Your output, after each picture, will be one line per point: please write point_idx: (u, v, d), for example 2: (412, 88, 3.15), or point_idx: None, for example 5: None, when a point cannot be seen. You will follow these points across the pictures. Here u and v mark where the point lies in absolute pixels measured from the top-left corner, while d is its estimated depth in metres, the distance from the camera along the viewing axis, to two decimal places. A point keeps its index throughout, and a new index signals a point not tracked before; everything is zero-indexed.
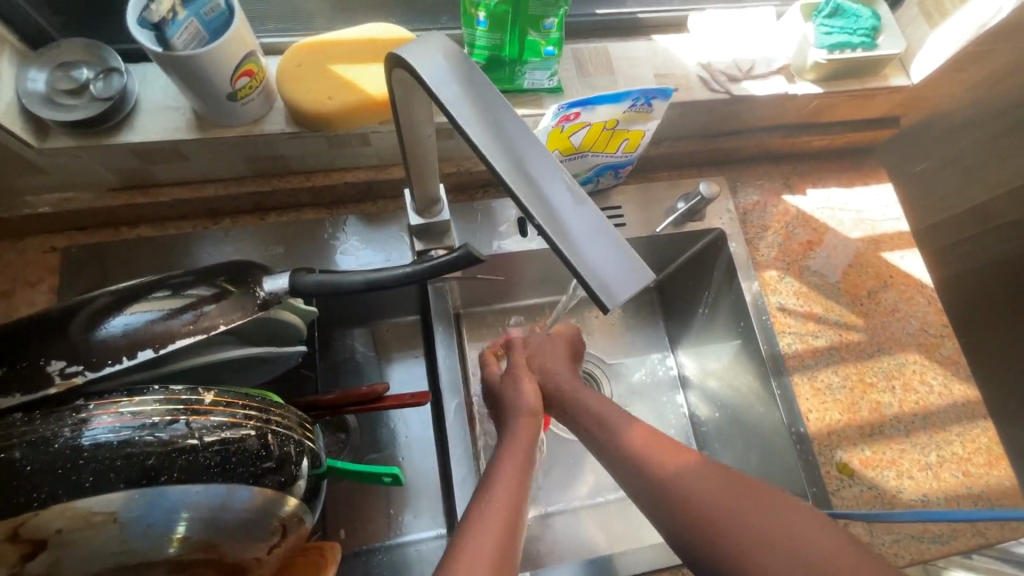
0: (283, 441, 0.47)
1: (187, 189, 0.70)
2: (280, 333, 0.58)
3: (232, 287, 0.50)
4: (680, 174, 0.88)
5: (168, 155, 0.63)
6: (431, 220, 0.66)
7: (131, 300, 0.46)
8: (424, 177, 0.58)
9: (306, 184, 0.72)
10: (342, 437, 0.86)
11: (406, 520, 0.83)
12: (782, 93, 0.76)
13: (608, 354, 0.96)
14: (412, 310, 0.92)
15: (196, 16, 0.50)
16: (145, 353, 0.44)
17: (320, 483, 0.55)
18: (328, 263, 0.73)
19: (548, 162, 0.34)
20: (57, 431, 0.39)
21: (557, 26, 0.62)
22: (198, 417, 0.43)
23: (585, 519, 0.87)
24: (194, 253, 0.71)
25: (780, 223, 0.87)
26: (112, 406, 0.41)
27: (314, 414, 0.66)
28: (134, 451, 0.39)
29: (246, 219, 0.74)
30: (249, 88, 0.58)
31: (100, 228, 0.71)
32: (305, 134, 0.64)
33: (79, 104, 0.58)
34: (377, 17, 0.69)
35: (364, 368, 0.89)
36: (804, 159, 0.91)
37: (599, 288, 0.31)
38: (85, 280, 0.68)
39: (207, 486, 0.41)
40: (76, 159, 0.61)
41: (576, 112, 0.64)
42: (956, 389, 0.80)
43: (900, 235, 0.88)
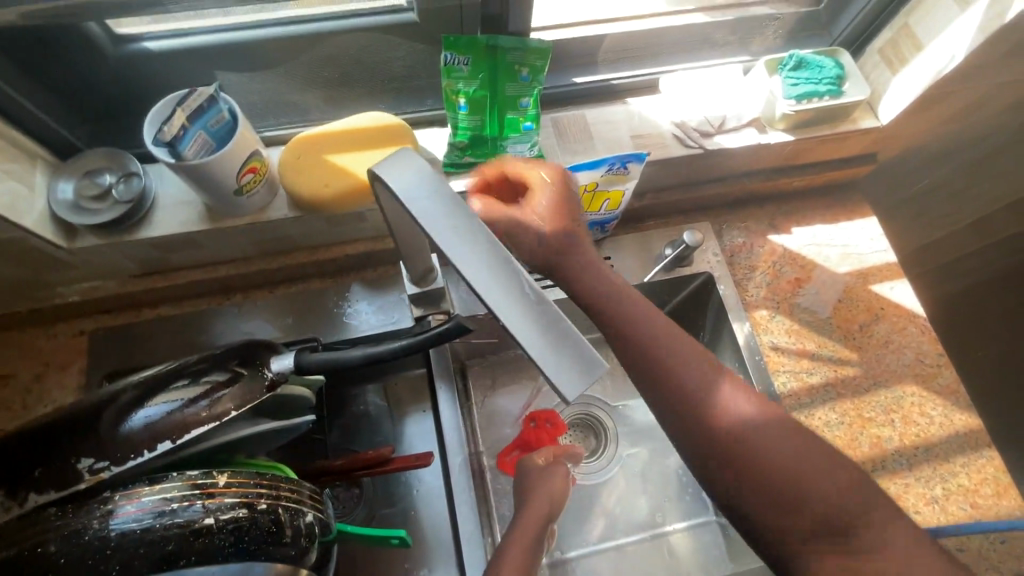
0: (294, 515, 0.50)
1: (201, 271, 0.75)
2: (288, 406, 0.62)
3: (244, 370, 0.54)
4: (667, 221, 0.92)
5: (184, 244, 0.69)
6: (426, 288, 0.70)
7: (155, 391, 0.50)
8: (415, 252, 0.62)
9: (311, 259, 0.77)
10: (356, 493, 0.88)
11: (420, 574, 0.85)
12: (754, 144, 0.80)
13: (613, 398, 0.99)
14: (417, 365, 0.95)
15: (204, 127, 0.56)
16: (164, 444, 0.48)
17: (330, 549, 0.58)
18: (333, 331, 0.77)
19: (511, 260, 0.37)
20: (87, 523, 0.42)
21: (534, 104, 0.69)
22: (212, 499, 0.46)
23: (597, 566, 0.88)
24: (209, 329, 0.76)
25: (767, 262, 0.89)
26: (135, 496, 0.44)
27: (324, 479, 0.69)
28: (155, 538, 0.43)
29: (256, 293, 0.79)
30: (254, 182, 0.63)
31: (123, 310, 0.77)
32: (306, 216, 0.69)
33: (104, 208, 0.64)
34: (368, 103, 0.76)
35: (373, 424, 0.93)
36: (787, 198, 0.94)
37: (560, 379, 0.34)
38: (111, 361, 0.73)
39: (222, 565, 0.44)
40: (101, 254, 0.67)
41: None
42: (958, 419, 0.80)
43: (888, 266, 0.90)
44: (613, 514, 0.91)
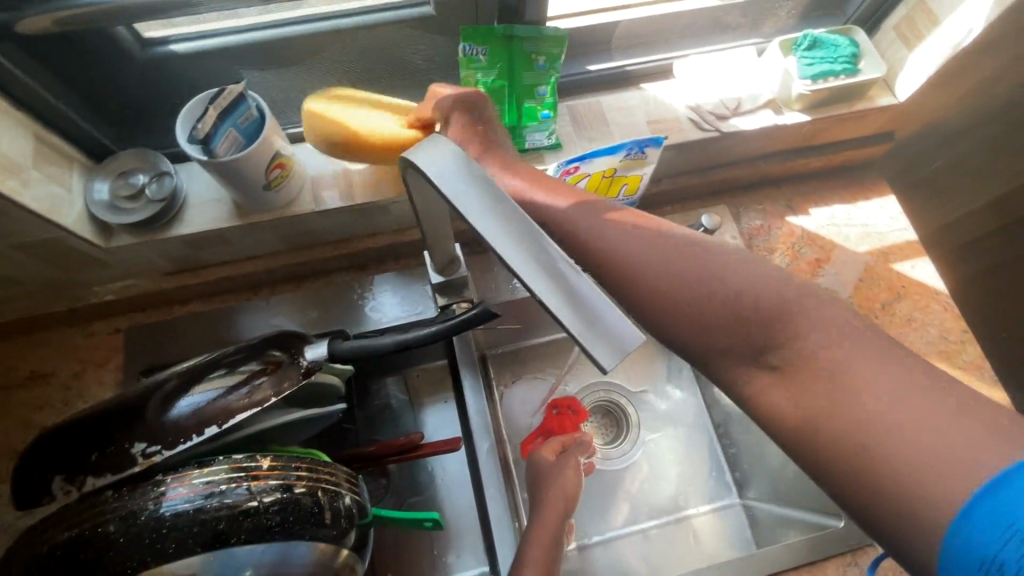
0: (334, 496, 0.52)
1: (230, 267, 0.77)
2: (320, 394, 0.64)
3: (281, 354, 0.57)
4: (684, 205, 0.92)
5: (214, 241, 0.71)
6: (450, 277, 0.71)
7: (195, 380, 0.53)
8: (440, 240, 0.64)
9: (335, 252, 0.79)
10: (385, 482, 0.91)
11: (450, 559, 0.87)
12: (770, 126, 0.80)
13: (633, 384, 1.00)
14: (439, 356, 0.97)
15: (234, 125, 0.58)
16: (211, 430, 0.50)
17: (367, 532, 0.60)
18: (359, 322, 0.78)
19: (543, 240, 0.38)
20: (143, 505, 0.44)
21: (551, 92, 0.69)
22: (257, 481, 0.48)
23: (624, 549, 0.89)
24: (239, 323, 0.78)
25: (786, 244, 0.89)
26: (186, 478, 0.46)
27: (357, 466, 0.70)
28: (206, 518, 0.44)
29: (283, 288, 0.81)
30: (281, 177, 0.65)
31: (155, 308, 0.79)
32: (331, 210, 0.71)
33: (138, 207, 0.65)
34: (386, 98, 0.77)
35: (398, 415, 0.94)
36: (803, 179, 0.94)
37: (598, 351, 0.35)
38: (146, 357, 0.76)
39: (270, 543, 0.46)
40: (135, 252, 0.69)
41: (575, 166, 0.69)
42: (983, 395, 0.80)
43: (908, 244, 0.90)
44: (638, 498, 0.92)
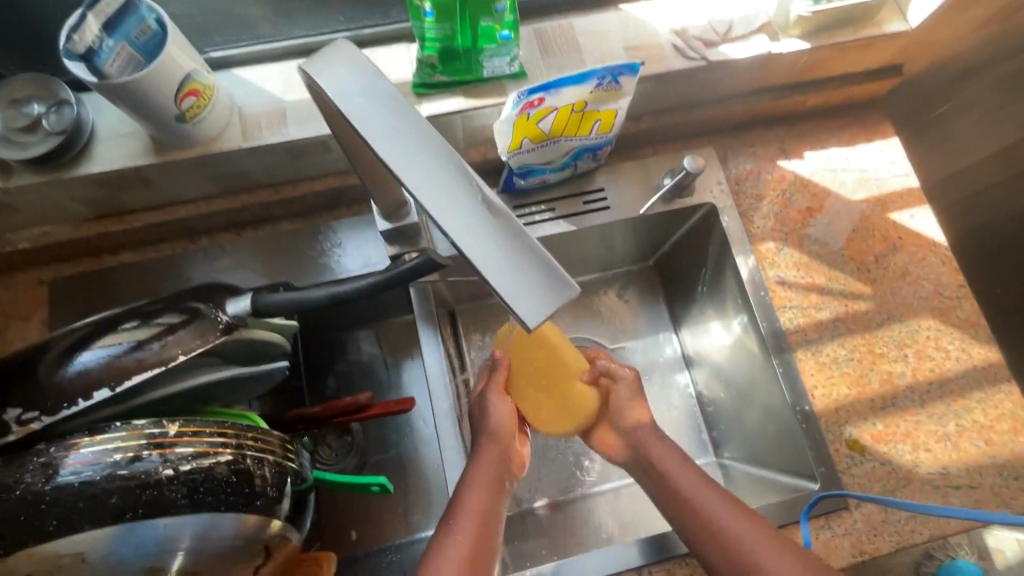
0: (259, 464, 0.47)
1: (160, 212, 0.70)
2: (259, 350, 0.59)
3: (201, 306, 0.51)
4: (667, 148, 0.84)
5: (132, 182, 0.63)
6: (400, 224, 0.64)
7: (96, 335, 0.47)
8: (380, 183, 0.56)
9: (277, 197, 0.71)
10: (349, 439, 0.87)
11: (415, 519, 0.84)
12: (765, 54, 0.70)
13: (610, 341, 0.93)
14: (404, 310, 0.91)
15: (127, 40, 0.51)
16: (101, 393, 0.44)
17: (308, 496, 0.57)
18: (308, 274, 0.72)
19: (464, 173, 0.32)
20: (20, 477, 0.39)
21: (510, 8, 0.61)
22: (162, 450, 0.42)
23: (594, 507, 0.87)
24: (175, 275, 0.71)
25: (776, 190, 0.82)
26: (74, 447, 0.40)
27: (304, 427, 0.66)
28: (97, 492, 0.39)
29: (224, 237, 0.74)
30: (198, 107, 0.57)
31: (83, 258, 0.72)
32: (263, 147, 0.63)
33: (35, 140, 0.58)
34: (326, 19, 0.69)
35: (361, 372, 0.90)
36: (799, 119, 0.86)
37: (524, 307, 0.28)
38: (73, 311, 0.69)
39: (178, 518, 0.42)
40: (43, 195, 0.62)
41: (539, 98, 0.61)
42: (976, 353, 0.75)
43: (909, 192, 0.83)
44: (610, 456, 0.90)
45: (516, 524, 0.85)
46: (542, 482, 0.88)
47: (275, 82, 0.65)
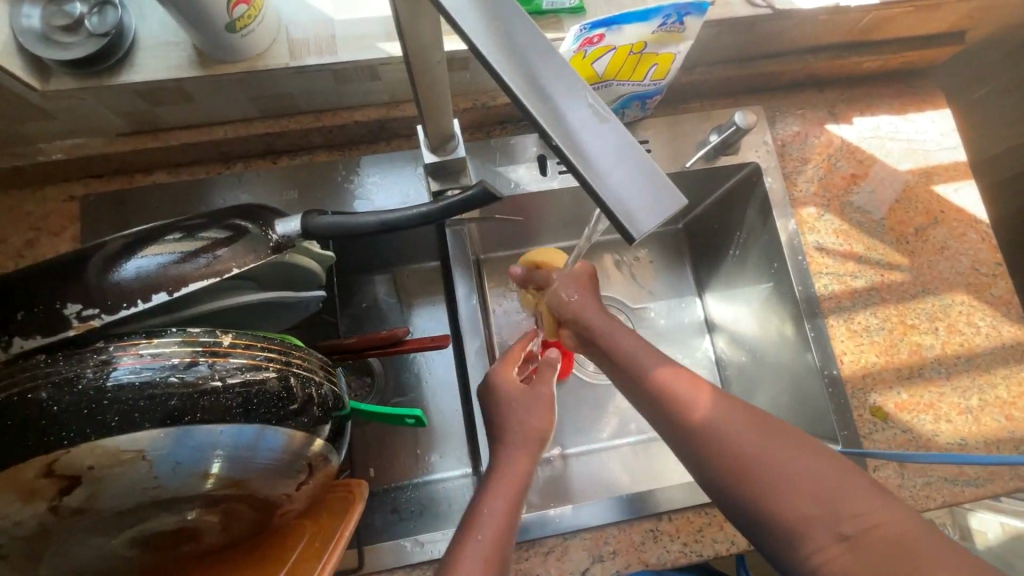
0: (305, 383, 0.47)
1: (196, 132, 0.68)
2: (298, 278, 0.59)
3: (249, 224, 0.50)
4: (714, 104, 0.82)
5: (173, 95, 0.61)
6: (445, 158, 0.62)
7: (145, 242, 0.46)
8: (435, 112, 0.54)
9: (316, 124, 0.69)
10: (369, 381, 0.88)
11: (433, 460, 0.85)
12: (832, 6, 0.69)
13: (633, 300, 0.93)
14: (432, 255, 0.90)
15: None
16: (160, 296, 0.44)
17: (345, 424, 0.57)
18: (343, 206, 0.71)
19: (567, 75, 0.31)
20: (81, 372, 0.39)
21: None
22: (217, 358, 0.43)
23: (608, 460, 0.88)
24: (209, 199, 0.70)
25: (822, 155, 0.80)
26: (133, 348, 0.41)
27: (337, 358, 0.66)
28: (155, 392, 0.39)
29: (258, 164, 0.72)
30: (248, 17, 0.55)
31: (115, 175, 0.71)
32: (310, 68, 0.61)
33: (77, 41, 0.56)
34: None
35: (385, 315, 0.89)
36: (851, 84, 0.84)
37: (627, 217, 0.29)
38: (104, 228, 0.68)
39: (233, 426, 0.42)
40: (82, 103, 0.60)
41: (600, 34, 0.59)
42: (1006, 330, 0.76)
43: (956, 165, 0.81)
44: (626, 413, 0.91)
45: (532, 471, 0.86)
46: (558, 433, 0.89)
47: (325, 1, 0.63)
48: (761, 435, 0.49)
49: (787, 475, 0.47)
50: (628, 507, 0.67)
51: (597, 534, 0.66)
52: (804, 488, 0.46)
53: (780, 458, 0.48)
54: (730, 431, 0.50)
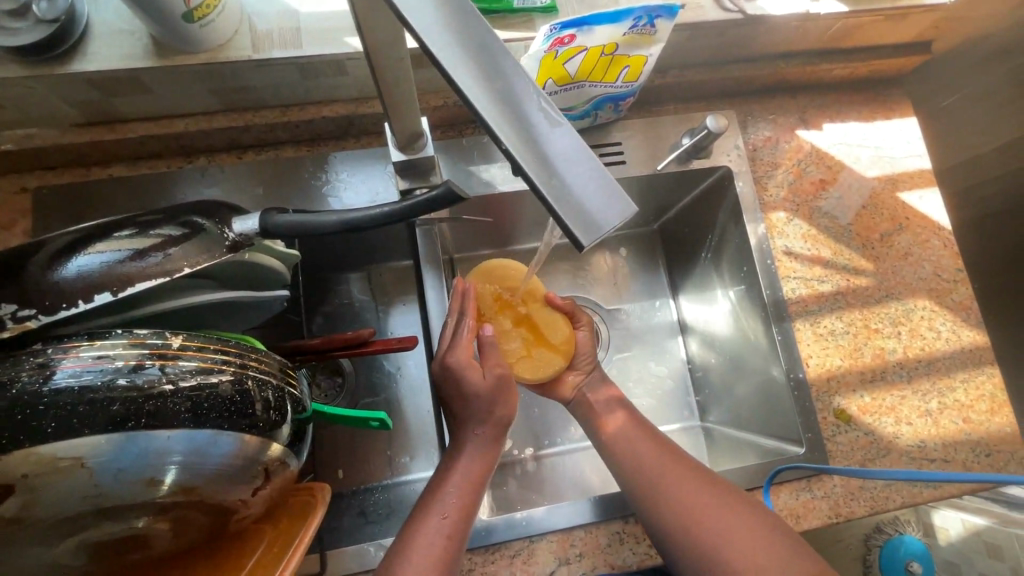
0: (261, 386, 0.46)
1: (155, 124, 0.66)
2: (261, 277, 0.57)
3: (205, 222, 0.48)
4: (688, 108, 0.83)
5: (130, 86, 0.59)
6: (414, 156, 0.61)
7: (92, 239, 0.44)
8: (401, 110, 0.53)
9: (282, 119, 0.67)
10: (339, 381, 0.87)
11: (403, 461, 0.84)
12: (802, 13, 0.69)
13: (607, 301, 0.93)
14: (405, 254, 0.89)
15: None
16: (102, 297, 0.42)
17: (305, 427, 0.55)
18: (311, 204, 0.69)
19: (519, 77, 0.31)
20: (15, 376, 0.37)
21: None
22: (165, 361, 0.41)
23: (580, 461, 0.88)
24: (169, 194, 0.68)
25: (792, 160, 0.81)
26: (73, 350, 0.39)
27: (300, 359, 0.64)
28: (96, 397, 0.38)
29: (222, 158, 0.70)
30: (207, 6, 0.53)
31: (70, 168, 0.68)
32: (274, 62, 0.59)
33: (24, 27, 0.53)
34: None
35: (356, 314, 0.88)
36: (822, 91, 0.85)
37: (576, 223, 0.29)
38: (57, 222, 0.65)
39: (181, 432, 0.40)
40: (31, 91, 0.57)
41: (570, 35, 0.58)
42: (965, 335, 0.77)
43: (921, 173, 0.82)
44: None
45: (503, 472, 0.85)
46: (530, 433, 0.89)
47: None
48: (689, 479, 0.62)
49: (734, 529, 0.57)
50: (594, 509, 0.67)
51: (564, 536, 0.66)
52: (741, 543, 0.56)
53: (725, 519, 0.58)
54: (682, 492, 0.61)
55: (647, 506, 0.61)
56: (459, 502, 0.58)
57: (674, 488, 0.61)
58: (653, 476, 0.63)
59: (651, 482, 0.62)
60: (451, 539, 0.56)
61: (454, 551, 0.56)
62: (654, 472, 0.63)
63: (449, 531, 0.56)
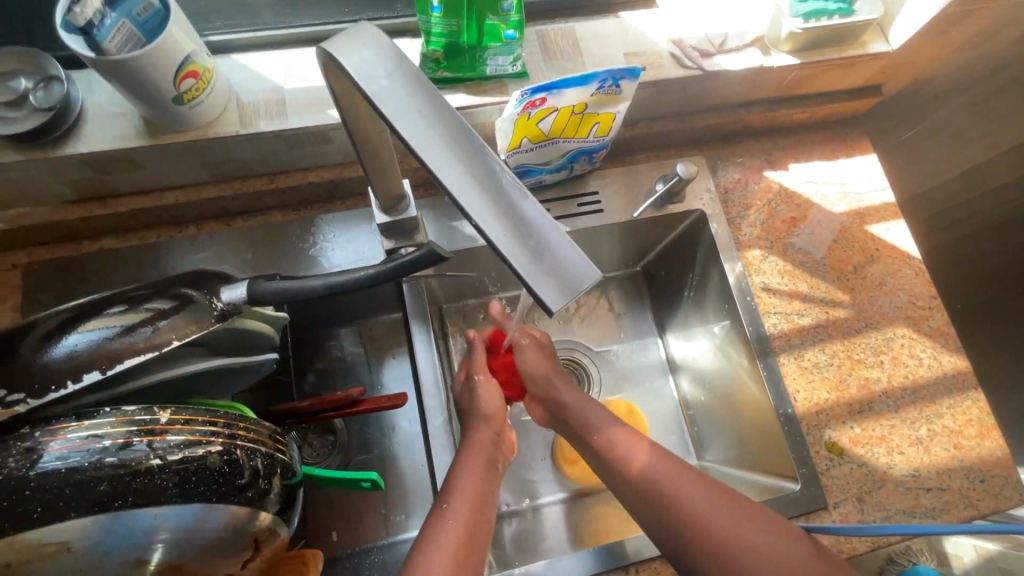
0: (251, 454, 0.46)
1: (147, 198, 0.68)
2: (249, 342, 0.58)
3: (193, 293, 0.49)
4: (660, 155, 0.87)
5: (123, 164, 0.62)
6: (398, 217, 0.63)
7: (82, 318, 0.45)
8: (385, 174, 0.55)
9: (269, 187, 0.70)
10: (331, 440, 0.86)
11: (398, 519, 0.82)
12: (757, 67, 0.74)
13: (596, 343, 0.94)
14: (394, 308, 0.90)
15: (128, 16, 0.49)
16: (92, 375, 0.43)
17: (297, 492, 0.55)
18: (299, 266, 0.71)
19: (487, 159, 0.34)
20: (2, 462, 0.37)
21: (516, 8, 0.62)
22: (154, 437, 0.41)
23: (578, 509, 0.87)
24: (158, 263, 0.69)
25: (762, 200, 0.85)
26: (61, 432, 0.39)
27: (291, 422, 0.65)
28: (83, 478, 0.38)
29: (212, 226, 0.72)
30: (196, 90, 0.56)
31: (62, 242, 0.70)
32: (262, 135, 0.62)
33: (21, 115, 0.56)
34: (329, 10, 0.69)
35: (348, 371, 0.88)
36: (785, 134, 0.89)
37: (546, 289, 0.32)
38: (48, 297, 0.66)
39: (169, 508, 0.40)
40: (27, 174, 0.60)
41: (542, 98, 0.62)
42: (946, 361, 0.79)
43: (886, 206, 0.86)
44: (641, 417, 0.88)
45: (502, 525, 0.84)
46: (527, 484, 0.87)
47: (276, 69, 0.65)
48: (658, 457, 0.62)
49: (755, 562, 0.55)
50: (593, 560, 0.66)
51: None
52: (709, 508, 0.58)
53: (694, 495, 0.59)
54: (693, 502, 0.58)
55: (678, 531, 0.58)
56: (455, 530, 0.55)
57: (709, 523, 0.57)
58: (627, 458, 0.63)
59: (684, 521, 0.57)
60: (474, 533, 0.55)
61: (478, 545, 0.55)
62: (669, 483, 0.60)
63: (462, 527, 0.55)
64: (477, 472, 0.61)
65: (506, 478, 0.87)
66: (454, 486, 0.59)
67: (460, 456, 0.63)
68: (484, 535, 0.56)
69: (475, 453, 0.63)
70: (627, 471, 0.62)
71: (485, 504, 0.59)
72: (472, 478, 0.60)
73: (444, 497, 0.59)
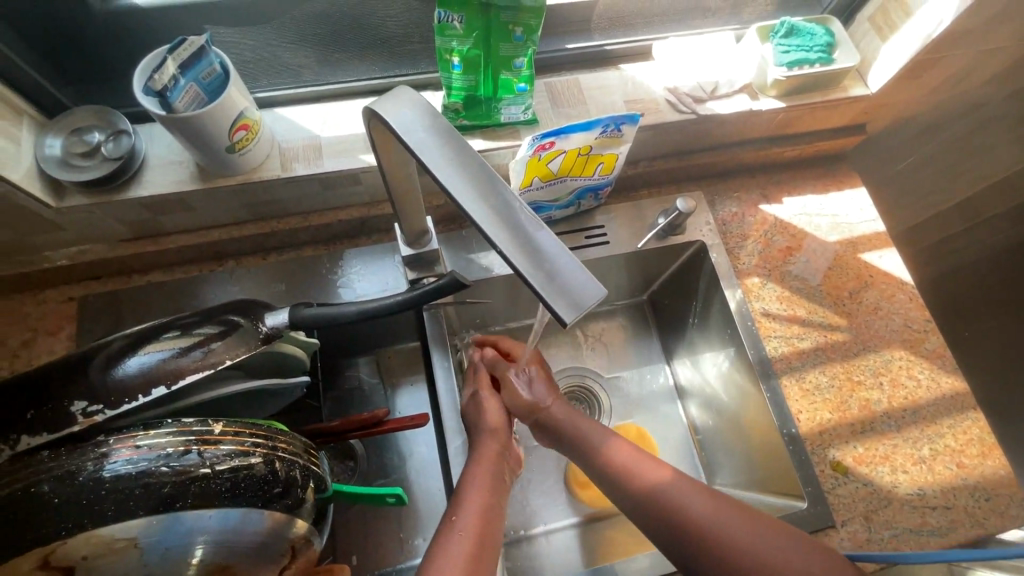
0: (290, 466, 0.50)
1: (193, 235, 0.75)
2: (284, 365, 0.63)
3: (240, 318, 0.55)
4: (661, 191, 0.93)
5: (176, 206, 0.69)
6: (421, 250, 0.69)
7: (145, 340, 0.51)
8: (412, 212, 0.62)
9: (303, 225, 0.77)
10: (351, 465, 0.89)
11: (416, 543, 0.85)
12: (746, 110, 0.81)
13: (605, 369, 0.98)
14: (413, 336, 0.95)
15: (196, 80, 0.57)
16: (158, 390, 0.49)
17: (326, 506, 0.58)
18: (329, 295, 0.77)
19: (507, 196, 0.40)
20: (81, 465, 0.42)
21: (528, 64, 0.68)
22: (208, 446, 0.46)
23: (590, 533, 0.89)
24: (200, 295, 0.75)
25: (759, 231, 0.90)
26: (130, 440, 0.44)
27: (319, 441, 0.69)
28: (150, 480, 0.43)
29: (249, 260, 0.79)
30: (246, 140, 0.63)
31: (114, 277, 0.76)
32: (300, 179, 0.69)
33: (92, 165, 0.64)
34: (361, 68, 0.78)
35: (369, 397, 0.92)
36: (778, 169, 0.96)
37: (559, 305, 0.37)
38: (100, 327, 0.72)
39: (220, 510, 0.44)
40: (92, 215, 0.67)
41: (551, 141, 0.68)
42: (944, 381, 0.82)
43: (877, 235, 0.91)
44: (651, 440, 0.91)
45: (517, 549, 0.86)
46: (541, 508, 0.90)
47: (314, 120, 0.73)
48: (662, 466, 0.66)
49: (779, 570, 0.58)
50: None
51: None
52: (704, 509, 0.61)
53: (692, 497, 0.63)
54: (691, 505, 0.62)
55: (678, 533, 0.61)
56: (468, 542, 0.58)
57: (706, 525, 0.61)
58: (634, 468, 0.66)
59: (687, 526, 0.61)
60: (482, 544, 0.59)
61: (487, 555, 0.59)
62: (671, 489, 0.64)
63: (475, 540, 0.59)
64: (486, 485, 0.64)
65: (517, 502, 0.89)
66: (463, 498, 0.63)
67: (470, 468, 0.67)
68: (492, 544, 0.60)
69: (480, 468, 0.66)
70: (633, 479, 0.66)
71: (492, 514, 0.62)
72: (480, 492, 0.64)
73: (454, 508, 0.62)
